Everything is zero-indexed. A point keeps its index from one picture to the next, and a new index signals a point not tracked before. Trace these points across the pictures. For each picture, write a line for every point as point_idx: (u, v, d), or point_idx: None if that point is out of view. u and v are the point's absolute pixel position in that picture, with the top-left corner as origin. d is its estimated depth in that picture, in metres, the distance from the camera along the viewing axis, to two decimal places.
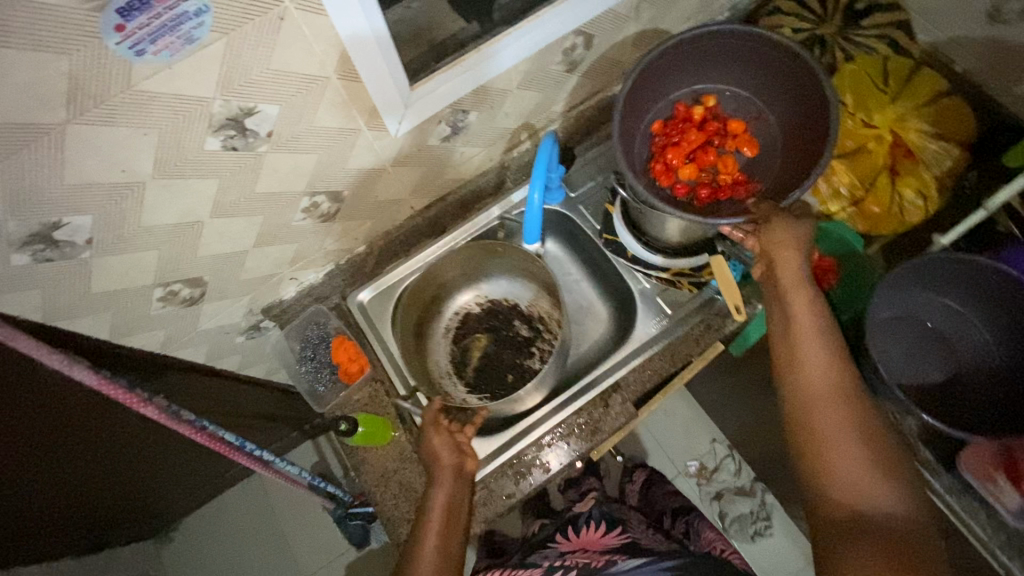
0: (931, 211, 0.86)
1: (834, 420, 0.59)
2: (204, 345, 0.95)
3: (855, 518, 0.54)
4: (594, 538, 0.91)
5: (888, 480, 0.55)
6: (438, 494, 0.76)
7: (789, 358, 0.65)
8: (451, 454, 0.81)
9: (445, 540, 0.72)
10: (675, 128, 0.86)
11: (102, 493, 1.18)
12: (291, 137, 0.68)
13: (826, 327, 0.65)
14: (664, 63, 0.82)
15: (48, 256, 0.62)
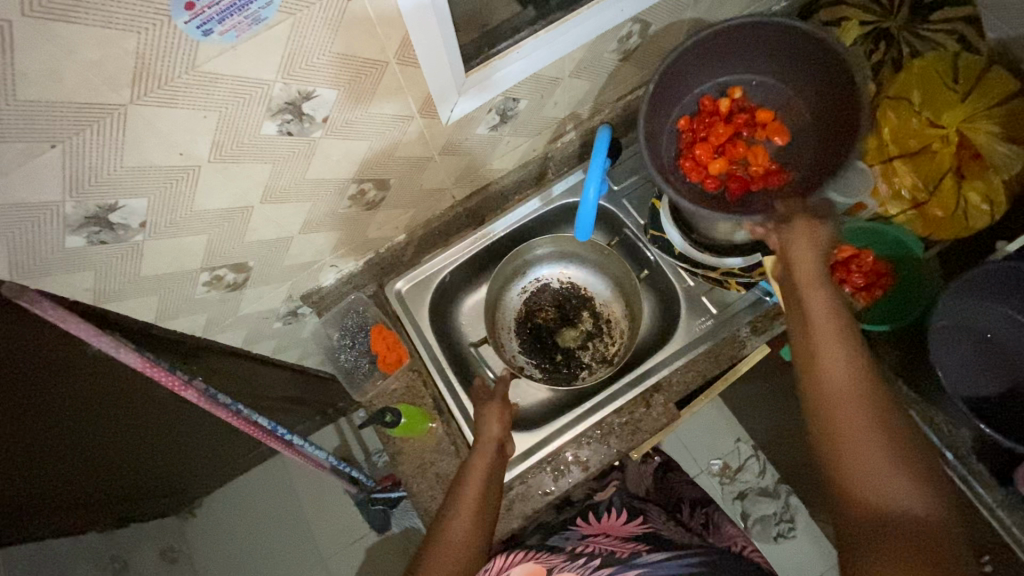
0: (997, 216, 0.82)
1: (854, 419, 0.57)
2: (242, 329, 0.94)
3: (883, 521, 0.51)
4: (616, 525, 0.91)
5: (916, 487, 0.52)
6: (477, 462, 0.78)
7: (807, 356, 0.63)
8: (501, 429, 0.84)
9: (480, 501, 0.74)
10: (703, 124, 0.86)
11: (134, 471, 1.19)
12: (345, 123, 0.66)
13: (846, 326, 0.63)
14: (690, 60, 0.81)
15: (102, 238, 0.61)
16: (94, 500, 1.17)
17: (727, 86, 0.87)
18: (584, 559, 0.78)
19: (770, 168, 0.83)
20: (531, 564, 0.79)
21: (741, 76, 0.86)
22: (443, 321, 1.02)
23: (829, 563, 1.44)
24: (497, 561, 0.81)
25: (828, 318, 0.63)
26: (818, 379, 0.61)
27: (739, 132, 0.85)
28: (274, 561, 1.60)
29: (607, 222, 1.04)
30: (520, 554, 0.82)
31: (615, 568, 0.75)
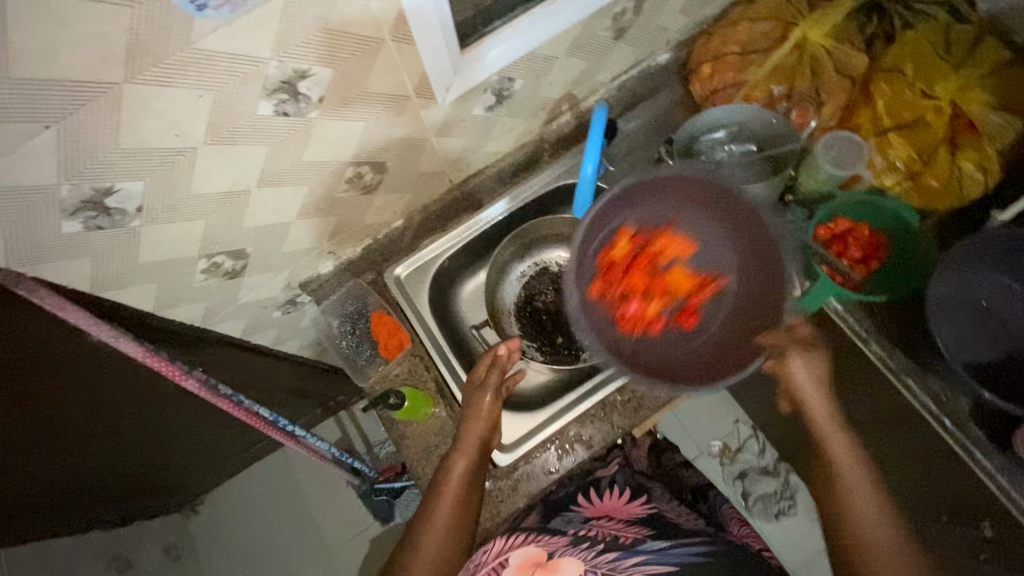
0: (990, 185, 0.83)
1: (889, 566, 0.65)
2: (242, 319, 0.94)
3: None
4: (619, 506, 0.88)
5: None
6: (456, 465, 0.79)
7: (835, 498, 0.72)
8: (482, 428, 0.81)
9: (455, 508, 0.76)
10: (622, 272, 0.76)
11: (137, 468, 1.19)
12: (341, 103, 0.66)
13: (869, 475, 0.71)
14: (585, 277, 0.75)
15: (100, 224, 0.60)
16: (97, 498, 1.16)
17: (620, 227, 0.78)
18: (587, 543, 0.77)
19: (694, 278, 0.77)
20: (532, 548, 0.78)
21: (646, 213, 0.78)
22: (443, 307, 1.02)
23: None
24: (496, 544, 0.81)
25: (852, 468, 0.72)
26: (856, 522, 0.69)
27: (653, 260, 0.77)
28: (279, 555, 1.61)
29: None
30: (521, 535, 0.82)
31: (616, 555, 0.74)
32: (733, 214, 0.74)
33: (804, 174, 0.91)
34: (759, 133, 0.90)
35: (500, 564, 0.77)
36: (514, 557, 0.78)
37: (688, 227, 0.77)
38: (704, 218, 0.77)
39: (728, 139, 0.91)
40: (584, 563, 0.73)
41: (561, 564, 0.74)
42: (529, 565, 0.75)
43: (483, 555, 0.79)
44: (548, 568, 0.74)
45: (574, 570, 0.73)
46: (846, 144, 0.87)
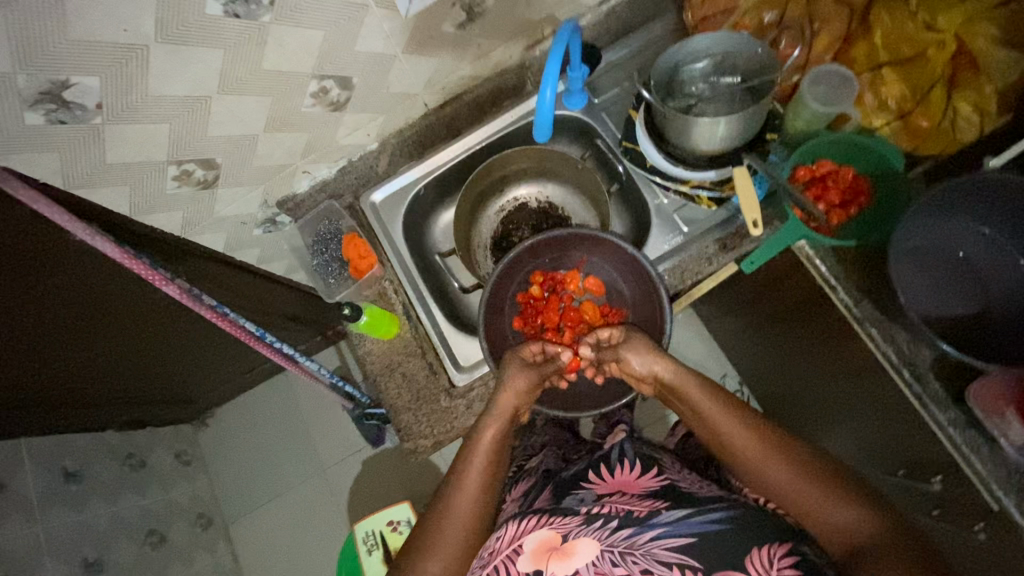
0: (985, 130, 0.78)
1: (780, 472, 0.63)
2: (222, 233, 0.98)
3: (857, 542, 0.56)
4: (631, 480, 0.72)
5: (846, 501, 0.59)
6: (486, 433, 0.75)
7: (713, 439, 0.70)
8: (519, 399, 0.78)
9: (488, 470, 0.73)
10: (533, 312, 0.87)
11: (141, 380, 1.26)
12: (294, 7, 0.66)
13: (719, 393, 0.71)
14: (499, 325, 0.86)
15: (61, 118, 0.63)
16: (105, 400, 1.25)
17: (529, 274, 0.89)
18: (601, 522, 0.63)
19: (602, 310, 0.88)
20: (545, 532, 0.64)
21: (550, 263, 0.89)
22: (417, 234, 1.04)
23: None
24: (509, 530, 0.68)
25: (709, 400, 0.71)
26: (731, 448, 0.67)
27: (561, 303, 0.88)
28: (275, 470, 1.70)
29: (583, 136, 1.02)
30: (533, 517, 0.68)
31: (631, 532, 0.60)
32: (608, 248, 0.84)
33: (790, 114, 0.87)
34: (744, 66, 0.85)
35: (514, 552, 0.63)
36: (528, 542, 0.64)
37: (596, 270, 0.88)
38: (604, 261, 0.87)
39: (712, 70, 0.87)
40: (600, 543, 0.60)
41: (575, 546, 0.60)
42: (542, 551, 0.61)
43: (495, 543, 0.67)
44: (562, 553, 0.60)
45: (591, 551, 0.59)
46: (835, 79, 0.83)
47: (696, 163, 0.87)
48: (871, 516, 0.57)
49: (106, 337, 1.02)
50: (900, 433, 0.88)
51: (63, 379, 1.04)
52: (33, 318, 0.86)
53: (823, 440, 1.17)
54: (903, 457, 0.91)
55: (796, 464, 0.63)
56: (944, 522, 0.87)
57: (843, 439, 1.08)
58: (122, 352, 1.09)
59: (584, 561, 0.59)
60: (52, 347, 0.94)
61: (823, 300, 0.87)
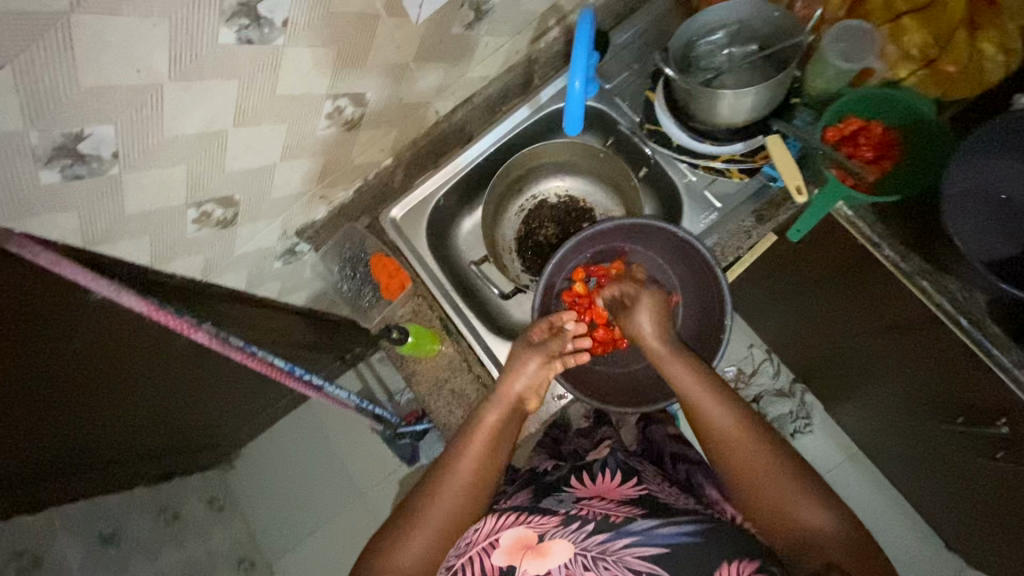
0: (1010, 67, 0.78)
1: (758, 462, 0.64)
2: (243, 270, 0.95)
3: (807, 540, 0.59)
4: (611, 487, 0.71)
5: (817, 501, 0.60)
6: (490, 414, 0.74)
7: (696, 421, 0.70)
8: (524, 383, 0.76)
9: (486, 458, 0.70)
10: (582, 308, 0.86)
11: (171, 433, 1.21)
12: (306, 27, 0.63)
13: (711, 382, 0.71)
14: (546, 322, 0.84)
15: (77, 172, 0.59)
16: (136, 459, 1.20)
17: (571, 270, 0.86)
18: (577, 524, 0.61)
19: None
20: (522, 530, 0.62)
21: (592, 257, 0.87)
22: (441, 246, 1.01)
23: (846, 454, 1.39)
24: (487, 523, 0.65)
25: (699, 385, 0.71)
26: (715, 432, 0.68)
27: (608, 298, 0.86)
28: (311, 502, 1.66)
29: (599, 124, 1.00)
30: (513, 514, 0.66)
31: (605, 537, 0.58)
32: (666, 242, 0.83)
33: (810, 75, 0.86)
34: (761, 32, 0.84)
35: (491, 545, 0.61)
36: (504, 538, 0.62)
37: (641, 261, 0.87)
38: (653, 254, 0.85)
39: (728, 40, 0.85)
40: (574, 546, 0.58)
41: (551, 547, 0.58)
42: (518, 549, 0.59)
43: (472, 534, 0.64)
44: (537, 551, 0.58)
45: (564, 554, 0.57)
46: (856, 35, 0.81)
47: (723, 137, 0.86)
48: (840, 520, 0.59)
49: (137, 399, 0.96)
50: (956, 381, 0.88)
51: (94, 449, 0.97)
52: (69, 398, 0.78)
53: (867, 396, 1.17)
54: (959, 405, 0.91)
55: (775, 459, 0.64)
56: (1011, 463, 0.87)
57: (891, 393, 1.07)
58: (153, 409, 1.04)
59: (557, 563, 0.57)
60: (85, 421, 0.87)
61: (866, 259, 0.85)
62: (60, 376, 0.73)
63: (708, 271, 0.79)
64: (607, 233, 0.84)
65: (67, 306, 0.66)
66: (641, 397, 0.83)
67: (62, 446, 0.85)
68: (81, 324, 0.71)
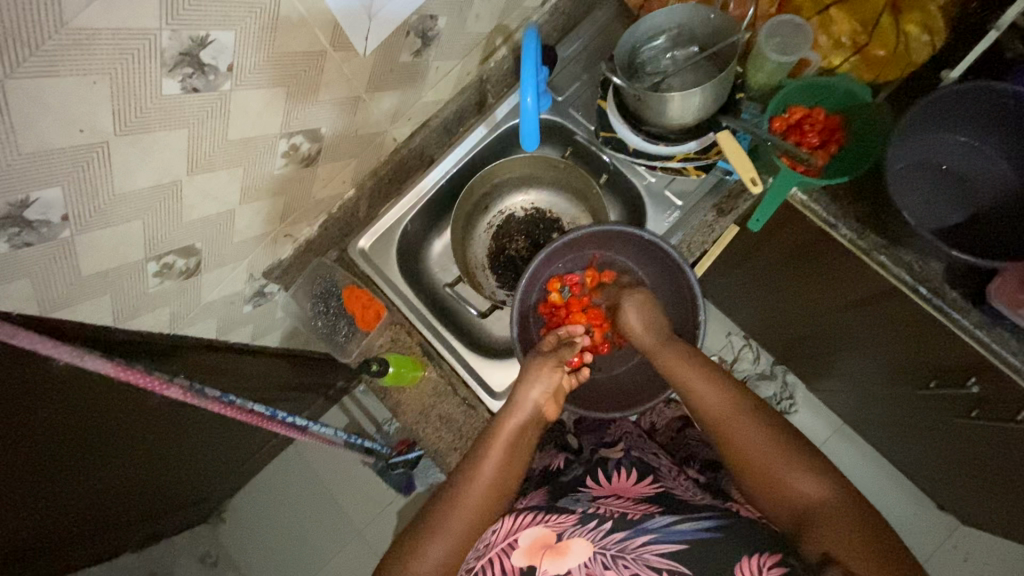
0: (937, 46, 0.82)
1: (750, 434, 0.66)
2: (212, 317, 0.93)
3: (804, 510, 0.60)
4: (627, 486, 0.70)
5: (806, 467, 0.63)
6: (506, 421, 0.73)
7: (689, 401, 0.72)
8: (540, 393, 0.75)
9: (503, 466, 0.69)
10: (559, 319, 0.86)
11: (154, 495, 1.16)
12: (253, 69, 0.62)
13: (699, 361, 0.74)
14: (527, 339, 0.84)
15: (27, 240, 0.57)
16: (121, 527, 1.14)
17: (546, 281, 0.87)
18: (596, 522, 0.60)
19: None
20: (541, 529, 0.61)
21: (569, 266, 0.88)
22: (413, 271, 1.01)
23: (833, 428, 1.42)
24: (504, 523, 0.64)
25: (686, 365, 0.74)
26: (703, 405, 0.71)
27: (584, 305, 0.87)
28: (308, 548, 1.60)
29: (556, 135, 1.02)
30: (527, 514, 0.65)
31: (624, 535, 0.58)
32: (635, 245, 0.83)
33: (751, 70, 0.90)
34: (701, 34, 0.87)
35: (509, 545, 0.60)
36: (523, 538, 0.61)
37: (612, 264, 0.88)
38: (623, 256, 0.87)
39: (670, 44, 0.88)
40: (593, 545, 0.57)
41: (569, 546, 0.57)
42: (537, 549, 0.58)
43: (491, 535, 0.63)
44: (556, 551, 0.57)
45: (583, 553, 0.57)
46: (789, 28, 0.84)
47: (675, 138, 0.89)
48: (829, 486, 0.61)
49: (110, 464, 0.90)
50: (924, 348, 0.91)
51: (67, 523, 0.90)
52: (37, 474, 0.73)
53: (845, 371, 1.20)
54: (931, 370, 0.94)
55: (766, 430, 0.66)
56: (987, 420, 0.90)
57: (866, 364, 1.10)
58: (132, 473, 0.99)
59: (577, 562, 0.56)
60: (56, 495, 0.81)
61: (828, 239, 0.87)
62: (20, 450, 0.68)
63: (676, 271, 0.81)
64: (582, 240, 0.85)
65: (34, 380, 0.63)
66: (632, 398, 0.83)
67: (32, 525, 0.79)
68: (61, 394, 0.68)
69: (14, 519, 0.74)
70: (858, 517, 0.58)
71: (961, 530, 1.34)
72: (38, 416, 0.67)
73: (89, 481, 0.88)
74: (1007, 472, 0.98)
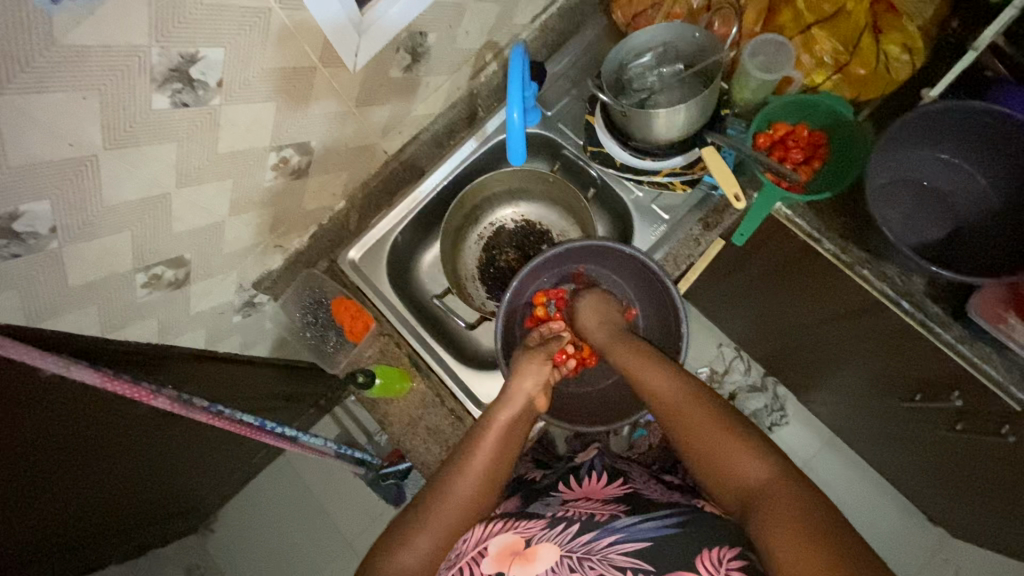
0: (917, 65, 0.84)
1: (692, 419, 0.64)
2: (201, 327, 0.93)
3: (747, 495, 0.57)
4: (597, 489, 0.71)
5: (748, 450, 0.59)
6: (501, 414, 0.72)
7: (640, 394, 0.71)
8: (532, 382, 0.76)
9: (493, 463, 0.68)
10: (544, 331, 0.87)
11: (142, 506, 1.15)
12: (242, 85, 0.63)
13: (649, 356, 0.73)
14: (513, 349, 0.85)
15: (14, 251, 0.58)
16: (108, 540, 1.13)
17: (530, 296, 0.89)
18: (563, 526, 0.62)
19: None
20: (509, 536, 0.63)
21: (554, 278, 0.89)
22: (403, 282, 1.02)
23: (823, 440, 1.42)
24: (475, 531, 0.66)
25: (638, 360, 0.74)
26: (651, 396, 0.69)
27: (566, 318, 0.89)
28: (298, 559, 1.58)
29: (546, 149, 1.04)
30: (500, 521, 0.66)
31: (590, 536, 0.59)
32: (621, 259, 0.84)
33: (737, 87, 0.91)
34: (687, 52, 0.89)
35: (479, 554, 0.62)
36: (493, 545, 0.63)
37: (598, 275, 0.89)
38: (609, 269, 0.88)
39: (656, 61, 0.90)
40: (560, 548, 0.59)
41: (537, 551, 0.59)
42: (506, 555, 0.60)
43: (462, 544, 0.65)
44: (524, 558, 0.59)
45: (551, 557, 0.59)
46: (771, 48, 0.87)
47: (663, 153, 0.89)
48: (775, 468, 0.57)
49: (97, 476, 0.90)
50: (908, 361, 0.92)
51: (59, 538, 0.89)
52: (23, 486, 0.72)
53: (833, 383, 1.21)
54: (916, 383, 0.95)
55: (710, 416, 0.63)
56: (971, 433, 0.91)
57: (853, 376, 1.11)
58: (119, 483, 0.99)
59: (545, 566, 0.58)
60: (45, 508, 0.80)
61: (812, 254, 0.88)
62: (9, 463, 0.68)
63: (660, 284, 0.82)
64: (570, 253, 0.86)
65: (20, 390, 0.63)
66: (615, 411, 0.83)
67: (24, 540, 0.78)
68: (47, 405, 0.68)
69: (4, 534, 0.73)
70: (802, 498, 0.54)
71: (951, 543, 1.34)
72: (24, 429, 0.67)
73: (75, 494, 0.87)
74: (992, 485, 0.98)
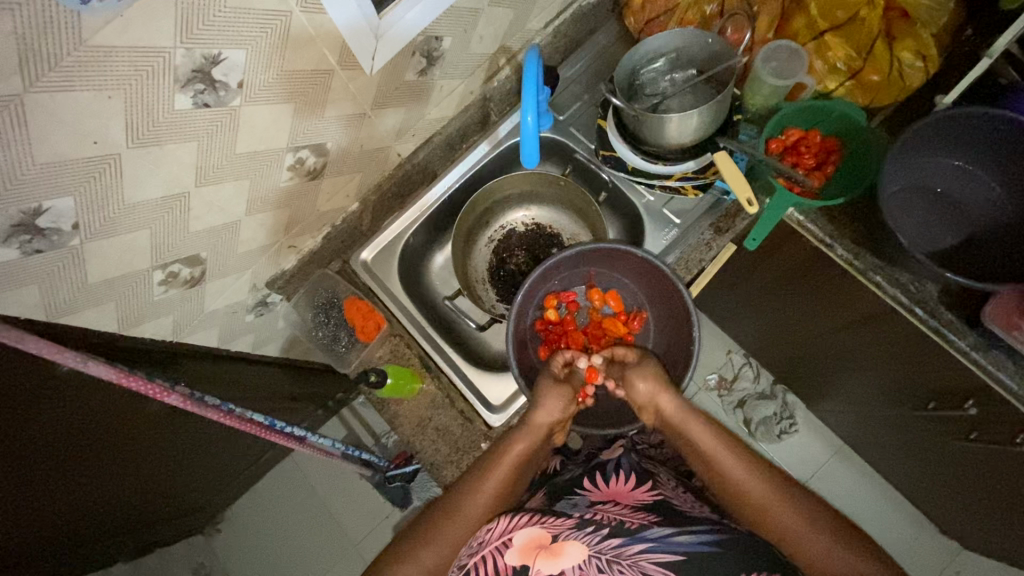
0: (929, 72, 0.84)
1: (790, 515, 0.64)
2: (215, 326, 0.94)
3: None
4: (624, 491, 0.72)
5: (855, 550, 0.61)
6: (516, 445, 0.74)
7: (719, 476, 0.70)
8: (553, 417, 0.76)
9: (503, 485, 0.71)
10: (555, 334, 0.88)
11: (151, 504, 1.16)
12: (262, 86, 0.64)
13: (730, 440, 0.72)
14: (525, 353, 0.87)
15: (37, 247, 0.59)
16: (117, 538, 1.14)
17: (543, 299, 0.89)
18: (592, 527, 0.61)
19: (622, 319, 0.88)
20: (536, 529, 0.62)
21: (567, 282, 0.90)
22: (414, 283, 1.02)
23: (833, 449, 1.41)
24: (501, 523, 0.66)
25: (715, 441, 0.72)
26: (737, 486, 0.68)
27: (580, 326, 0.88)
28: (303, 561, 1.58)
29: (557, 153, 1.04)
30: (526, 515, 0.66)
31: (620, 542, 0.59)
32: (634, 261, 0.84)
33: (749, 93, 0.92)
34: (699, 58, 0.89)
35: (503, 544, 0.61)
36: (518, 537, 0.62)
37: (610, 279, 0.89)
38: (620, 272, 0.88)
39: (669, 66, 0.91)
40: (588, 548, 0.58)
41: (564, 547, 0.58)
42: (532, 548, 0.59)
43: (485, 534, 0.65)
44: (549, 552, 0.58)
45: (578, 555, 0.57)
46: (783, 54, 0.87)
47: (675, 158, 0.89)
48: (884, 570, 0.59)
49: (108, 472, 0.90)
50: (922, 368, 0.91)
51: (67, 532, 0.90)
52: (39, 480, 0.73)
53: (844, 391, 1.20)
54: (929, 391, 0.94)
55: (808, 514, 0.64)
56: (986, 442, 0.90)
57: (865, 384, 1.10)
58: (132, 480, 1.00)
59: (571, 563, 0.57)
60: (57, 504, 0.81)
61: (824, 260, 0.88)
62: (22, 458, 0.68)
63: (673, 290, 0.81)
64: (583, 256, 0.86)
65: (39, 384, 0.64)
66: (627, 415, 0.84)
67: (34, 534, 0.79)
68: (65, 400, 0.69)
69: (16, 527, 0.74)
70: None
71: (963, 555, 1.32)
72: (43, 424, 0.68)
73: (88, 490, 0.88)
74: (1006, 496, 0.97)
